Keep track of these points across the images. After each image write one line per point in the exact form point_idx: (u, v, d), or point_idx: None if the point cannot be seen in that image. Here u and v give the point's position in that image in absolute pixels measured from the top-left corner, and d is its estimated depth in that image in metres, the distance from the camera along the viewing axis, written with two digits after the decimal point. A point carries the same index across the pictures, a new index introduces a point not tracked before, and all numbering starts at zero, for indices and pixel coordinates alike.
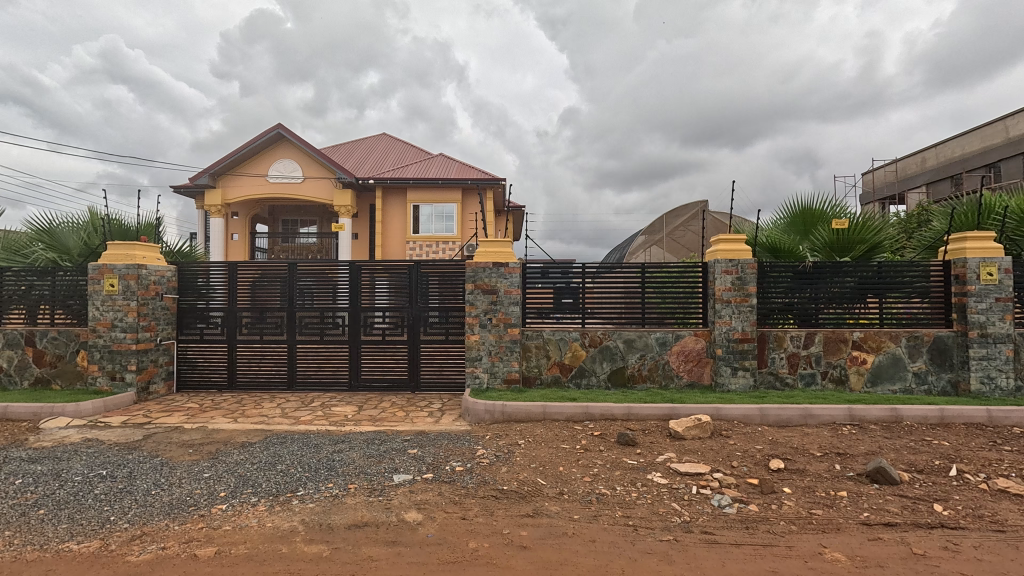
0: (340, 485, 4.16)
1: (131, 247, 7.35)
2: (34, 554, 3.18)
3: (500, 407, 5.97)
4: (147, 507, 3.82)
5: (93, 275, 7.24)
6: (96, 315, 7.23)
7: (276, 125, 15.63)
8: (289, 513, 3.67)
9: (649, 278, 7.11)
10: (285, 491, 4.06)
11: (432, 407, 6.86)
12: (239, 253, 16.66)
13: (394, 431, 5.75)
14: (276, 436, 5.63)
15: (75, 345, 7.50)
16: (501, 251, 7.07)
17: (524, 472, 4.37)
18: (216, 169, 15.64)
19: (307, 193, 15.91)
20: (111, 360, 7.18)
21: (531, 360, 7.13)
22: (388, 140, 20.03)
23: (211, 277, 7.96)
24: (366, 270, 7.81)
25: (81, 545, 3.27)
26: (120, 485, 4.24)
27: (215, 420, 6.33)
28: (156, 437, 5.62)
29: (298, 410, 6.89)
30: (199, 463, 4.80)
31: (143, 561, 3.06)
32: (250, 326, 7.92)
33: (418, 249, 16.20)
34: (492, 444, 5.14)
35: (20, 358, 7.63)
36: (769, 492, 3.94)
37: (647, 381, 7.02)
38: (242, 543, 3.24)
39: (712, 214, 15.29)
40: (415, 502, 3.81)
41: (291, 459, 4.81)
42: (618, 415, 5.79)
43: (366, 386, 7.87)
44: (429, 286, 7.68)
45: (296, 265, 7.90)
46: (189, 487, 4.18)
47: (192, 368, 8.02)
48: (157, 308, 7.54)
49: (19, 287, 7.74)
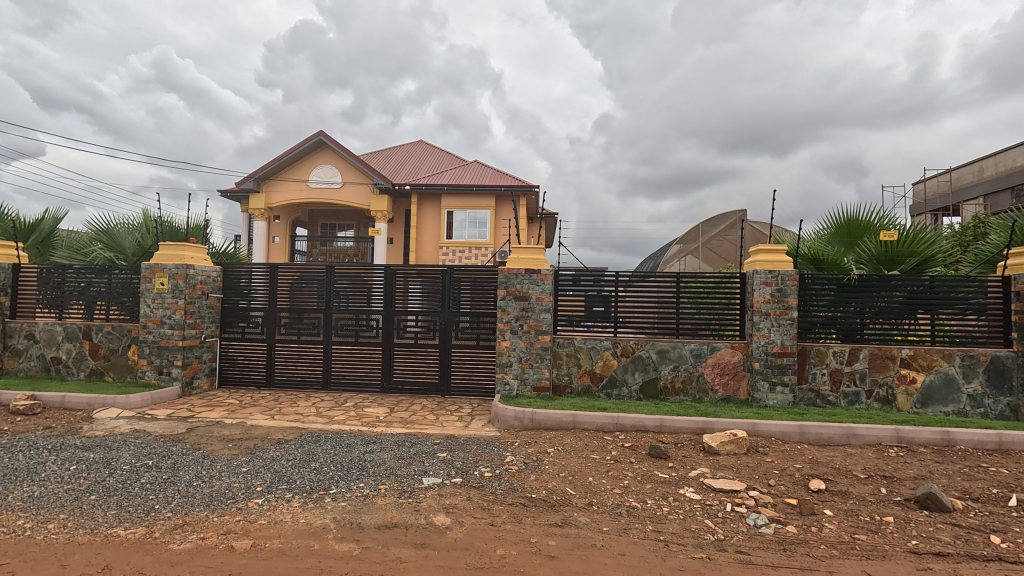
0: (372, 485, 4.23)
1: (181, 248, 7.71)
2: (85, 537, 3.35)
3: (530, 414, 5.93)
4: (189, 498, 3.98)
5: (147, 274, 7.64)
6: (147, 312, 7.61)
7: (319, 133, 16.07)
8: (321, 510, 3.75)
9: (684, 288, 6.97)
10: (318, 489, 4.15)
11: (462, 412, 6.88)
12: (280, 255, 17.20)
13: (424, 434, 5.79)
14: (310, 434, 5.76)
15: (127, 340, 7.89)
16: (534, 257, 7.07)
17: (553, 481, 4.33)
18: (262, 174, 16.21)
19: (345, 198, 16.30)
20: (159, 355, 7.53)
21: (562, 368, 7.10)
22: (425, 146, 20.44)
23: (252, 278, 8.26)
24: (400, 275, 7.96)
25: (127, 531, 3.43)
26: (164, 475, 4.44)
27: (253, 417, 6.54)
28: (198, 430, 5.85)
29: (331, 409, 7.04)
30: (238, 457, 4.97)
31: (183, 550, 3.17)
32: (287, 326, 8.16)
33: (452, 254, 16.41)
34: (521, 451, 5.12)
35: (77, 351, 8.08)
36: (809, 513, 3.78)
37: (681, 394, 6.87)
38: (277, 538, 3.33)
39: (751, 224, 15.02)
40: (444, 505, 3.84)
41: (325, 457, 4.92)
42: (650, 428, 5.67)
43: (398, 388, 7.99)
44: (461, 292, 7.76)
45: (333, 268, 8.10)
46: (228, 480, 4.34)
47: (233, 365, 8.32)
48: (203, 307, 7.89)
49: (78, 284, 8.19)
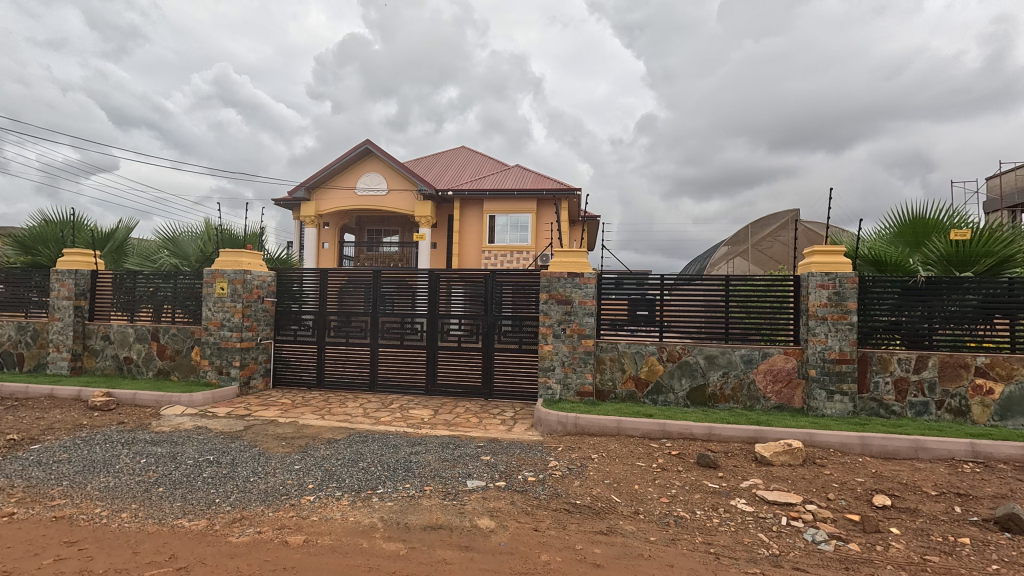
0: (417, 486, 4.30)
1: (239, 255, 8.13)
2: (154, 527, 3.57)
3: (573, 419, 5.88)
4: (246, 493, 4.17)
5: (208, 279, 8.09)
6: (209, 315, 8.05)
7: (366, 142, 16.57)
8: (369, 509, 3.84)
9: (733, 291, 6.74)
10: (366, 488, 4.26)
11: (505, 415, 6.90)
12: (329, 261, 17.83)
13: (467, 437, 5.85)
14: (358, 434, 5.93)
15: (190, 342, 8.38)
16: (576, 260, 7.03)
17: (597, 487, 4.27)
18: (312, 183, 16.87)
19: (390, 204, 16.73)
20: (219, 356, 7.95)
21: (606, 373, 7.00)
22: (467, 152, 20.72)
23: (304, 282, 8.60)
24: (443, 279, 8.08)
25: (191, 523, 3.63)
26: (224, 470, 4.68)
27: (305, 416, 6.79)
28: (255, 428, 6.13)
29: (378, 410, 7.21)
30: (291, 455, 5.17)
31: (241, 543, 3.33)
32: (336, 329, 8.44)
33: (494, 258, 16.54)
34: (565, 456, 5.08)
35: (147, 351, 8.64)
36: (873, 531, 3.55)
37: (730, 401, 6.63)
38: (327, 535, 3.44)
39: (805, 224, 14.36)
40: (488, 509, 3.85)
41: (372, 457, 5.05)
42: (698, 435, 5.50)
43: (442, 391, 8.10)
44: (503, 295, 7.79)
45: (379, 273, 8.32)
46: (282, 477, 4.52)
47: (286, 366, 8.68)
48: (258, 310, 8.27)
49: (147, 289, 8.77)
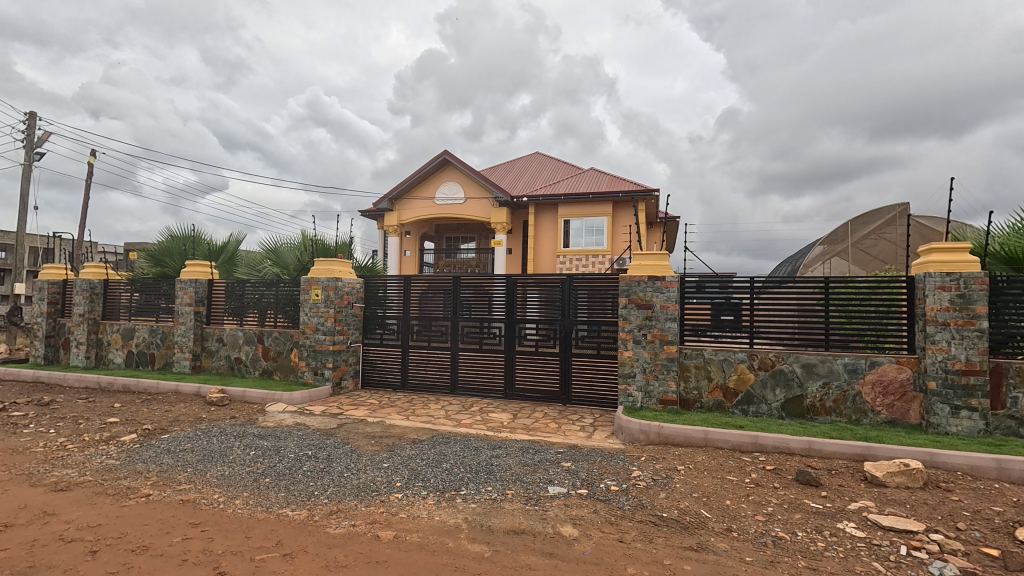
0: (499, 489, 4.35)
1: (332, 263, 8.72)
2: (263, 514, 3.89)
3: (656, 428, 5.67)
4: (341, 487, 4.44)
5: (305, 286, 8.74)
6: (306, 320, 8.69)
7: (444, 152, 17.15)
8: (453, 509, 3.94)
9: (833, 295, 6.20)
10: (450, 489, 4.37)
11: (584, 422, 6.81)
12: (410, 268, 18.63)
13: (547, 442, 5.83)
14: (441, 436, 6.12)
15: (290, 344, 9.09)
16: (657, 264, 6.81)
17: (685, 500, 4.08)
18: (395, 194, 17.72)
19: (468, 212, 17.18)
20: (315, 358, 8.56)
21: (690, 381, 6.69)
22: (542, 157, 20.82)
23: (389, 289, 9.04)
24: (521, 284, 8.15)
25: (294, 513, 3.92)
26: (321, 465, 5.02)
27: (391, 416, 7.11)
28: (347, 426, 6.52)
29: (459, 413, 7.40)
30: (380, 453, 5.44)
31: (338, 534, 3.54)
32: (419, 333, 8.78)
33: (569, 263, 16.44)
34: (649, 467, 4.91)
35: (253, 352, 9.49)
36: (1018, 569, 3.08)
37: (832, 415, 6.08)
38: (416, 532, 3.56)
39: (917, 219, 12.91)
40: (570, 516, 3.81)
41: (455, 459, 5.18)
42: (796, 450, 5.10)
43: (520, 395, 8.15)
44: (581, 300, 7.71)
45: (459, 279, 8.56)
46: (373, 474, 4.76)
47: (373, 368, 9.16)
48: (349, 315, 8.81)
49: (254, 296, 9.64)
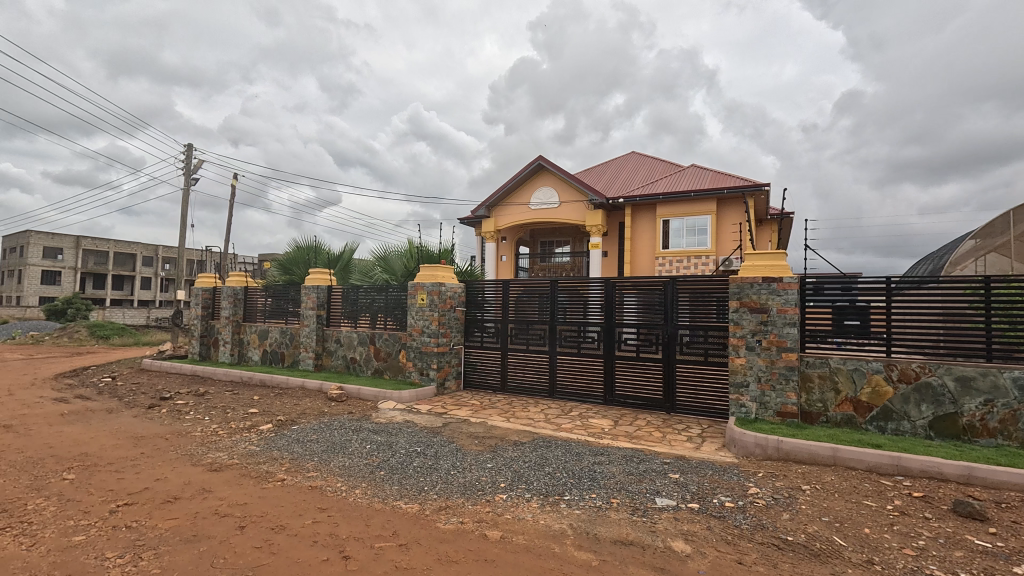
0: (603, 497, 4.26)
1: (436, 269, 9.15)
2: (380, 505, 4.16)
3: (775, 443, 5.23)
4: (449, 484, 4.62)
5: (412, 291, 9.26)
6: (412, 323, 9.20)
7: (539, 158, 17.31)
8: (558, 514, 3.92)
9: (994, 297, 5.30)
10: (554, 493, 4.36)
11: (690, 432, 6.45)
12: (506, 272, 19.01)
13: (652, 451, 5.61)
14: (542, 439, 6.14)
15: (398, 346, 9.68)
16: (773, 264, 6.28)
17: (813, 525, 3.69)
18: (492, 200, 18.20)
19: (563, 216, 17.15)
20: (421, 359, 9.02)
21: (814, 392, 6.07)
22: (638, 157, 20.24)
23: (488, 293, 9.28)
24: (620, 287, 7.94)
25: (407, 506, 4.14)
26: (430, 461, 5.26)
27: (493, 418, 7.28)
28: (452, 426, 6.78)
29: (559, 417, 7.38)
30: (483, 453, 5.59)
31: (448, 530, 3.68)
32: (518, 337, 8.91)
33: (669, 265, 15.75)
34: (768, 484, 4.52)
35: (366, 353, 10.23)
36: None
37: (998, 438, 5.17)
38: (522, 534, 3.59)
39: None
40: (681, 531, 3.62)
41: (557, 463, 5.17)
42: (951, 477, 4.41)
43: (620, 402, 7.93)
44: (686, 304, 7.33)
45: (556, 283, 8.55)
46: (478, 473, 4.90)
47: (474, 370, 9.45)
48: (451, 319, 9.18)
49: (366, 300, 10.40)
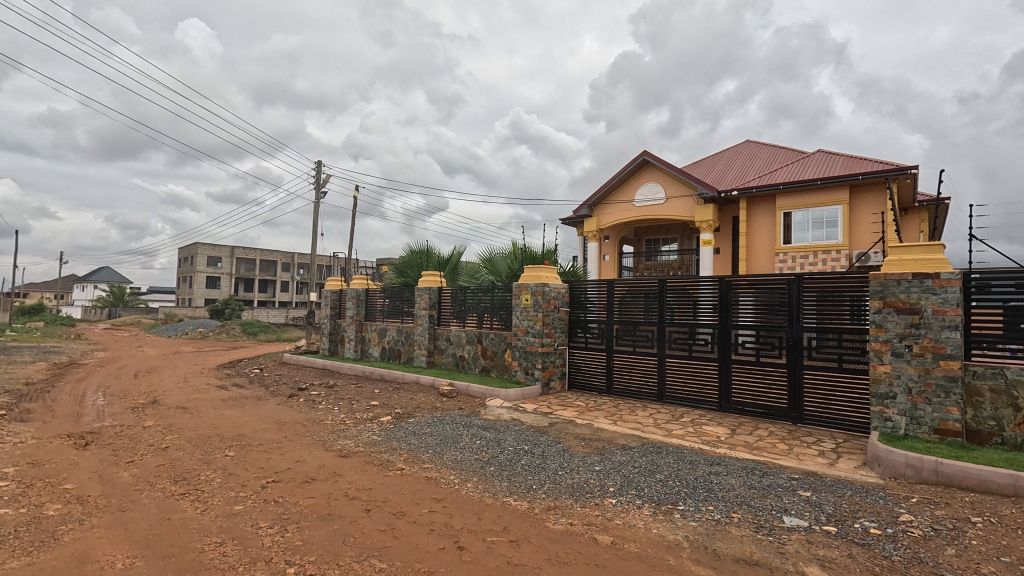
0: (722, 511, 3.98)
1: (540, 270, 9.23)
2: (491, 500, 4.28)
3: (932, 464, 4.52)
4: (557, 484, 4.62)
5: (517, 292, 9.43)
6: (517, 323, 9.37)
7: (643, 153, 16.71)
8: (672, 525, 3.74)
9: None
10: (667, 502, 4.17)
11: (823, 446, 5.81)
12: (610, 272, 18.64)
13: (777, 464, 5.14)
14: (652, 445, 5.91)
15: (504, 345, 9.91)
16: (928, 257, 5.44)
17: (989, 565, 3.12)
18: (594, 199, 17.94)
19: (670, 212, 16.39)
20: (526, 358, 9.15)
21: (983, 408, 5.15)
22: (754, 146, 18.74)
23: (593, 293, 9.15)
24: (737, 286, 7.39)
25: (517, 503, 4.21)
26: (537, 460, 5.31)
27: (599, 420, 7.16)
28: (558, 426, 6.79)
29: (669, 422, 7.05)
30: (591, 455, 5.51)
31: (558, 530, 3.68)
32: (624, 338, 8.67)
33: (792, 261, 14.35)
34: (924, 511, 3.92)
35: (474, 351, 10.61)
36: None
37: None
38: (634, 542, 3.47)
39: None
40: (816, 556, 3.26)
41: (669, 471, 4.94)
42: None
43: (737, 409, 7.37)
44: (816, 303, 6.63)
45: (664, 282, 8.18)
46: (585, 475, 4.84)
47: (578, 371, 9.37)
48: (556, 319, 9.20)
49: (473, 301, 10.79)
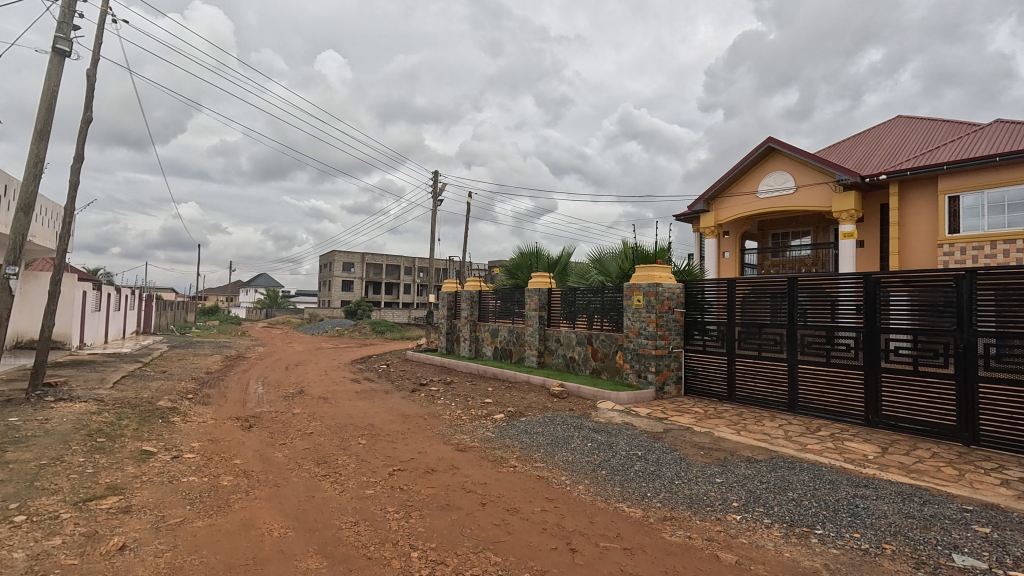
0: (871, 540, 3.49)
1: (652, 269, 8.88)
2: (603, 504, 4.21)
3: None
4: (674, 494, 4.40)
5: (628, 292, 9.18)
6: (629, 324, 9.11)
7: (767, 140, 15.30)
8: (809, 550, 3.36)
9: None
10: (801, 524, 3.77)
11: (1007, 475, 4.84)
12: (731, 270, 17.35)
13: (942, 492, 4.39)
14: (783, 459, 5.39)
15: (615, 347, 9.70)
16: None
17: None
18: (712, 193, 16.83)
19: (801, 203, 14.82)
20: (638, 361, 8.86)
21: None
22: (907, 121, 16.24)
23: (712, 293, 8.58)
24: (888, 284, 6.47)
25: (630, 510, 4.09)
26: (652, 467, 5.11)
27: (720, 429, 6.69)
28: (674, 433, 6.47)
29: (803, 435, 6.37)
30: (711, 466, 5.17)
31: (675, 543, 3.50)
32: (748, 341, 8.02)
33: (960, 254, 12.18)
34: None
35: (584, 353, 10.53)
36: None
37: None
38: (762, 564, 3.19)
39: None
40: None
41: (804, 489, 4.46)
42: None
43: (889, 425, 6.41)
44: (996, 303, 5.57)
45: (796, 280, 7.43)
46: (705, 487, 4.55)
47: (696, 376, 8.85)
48: (670, 321, 8.78)
49: (583, 301, 10.71)
